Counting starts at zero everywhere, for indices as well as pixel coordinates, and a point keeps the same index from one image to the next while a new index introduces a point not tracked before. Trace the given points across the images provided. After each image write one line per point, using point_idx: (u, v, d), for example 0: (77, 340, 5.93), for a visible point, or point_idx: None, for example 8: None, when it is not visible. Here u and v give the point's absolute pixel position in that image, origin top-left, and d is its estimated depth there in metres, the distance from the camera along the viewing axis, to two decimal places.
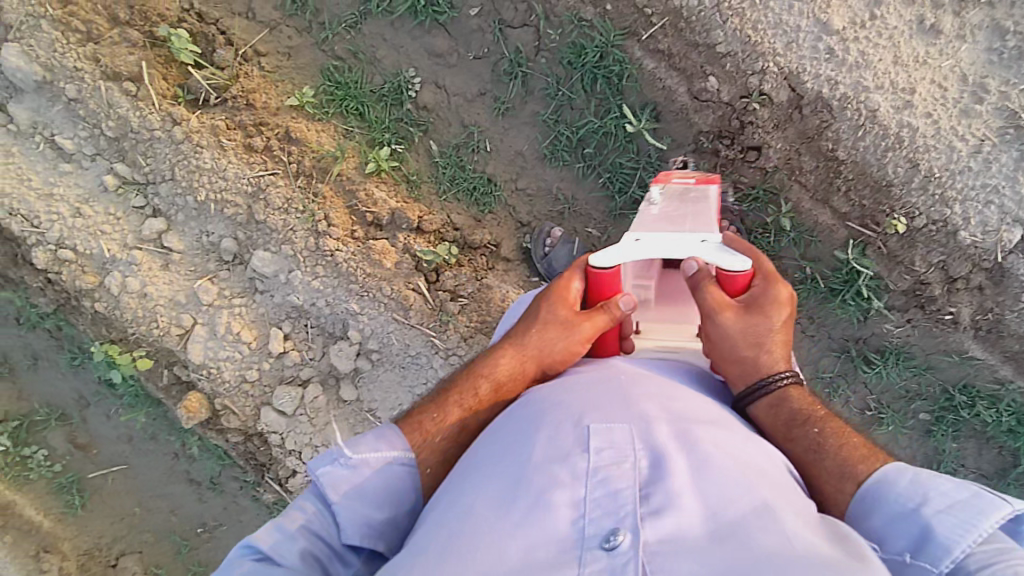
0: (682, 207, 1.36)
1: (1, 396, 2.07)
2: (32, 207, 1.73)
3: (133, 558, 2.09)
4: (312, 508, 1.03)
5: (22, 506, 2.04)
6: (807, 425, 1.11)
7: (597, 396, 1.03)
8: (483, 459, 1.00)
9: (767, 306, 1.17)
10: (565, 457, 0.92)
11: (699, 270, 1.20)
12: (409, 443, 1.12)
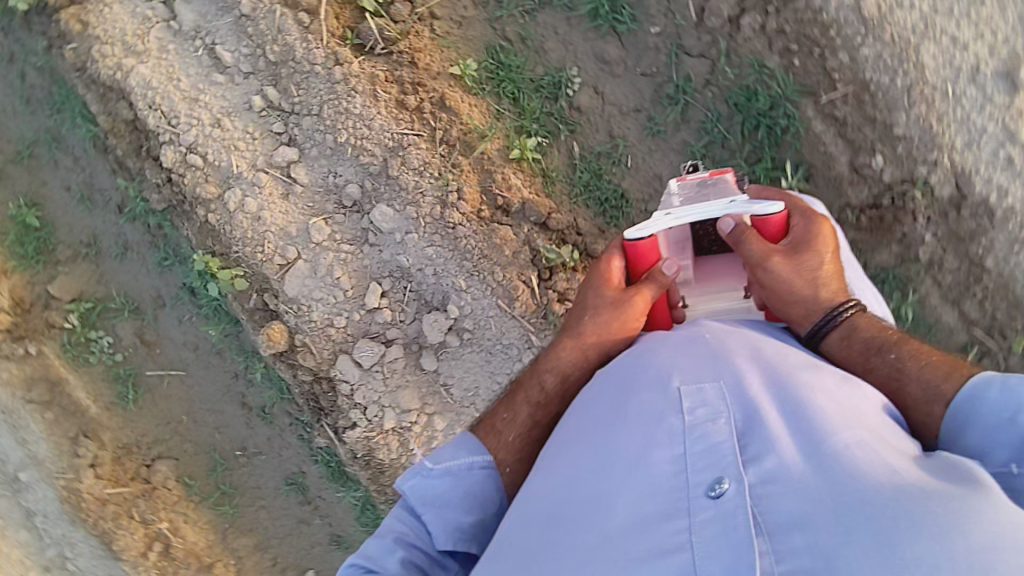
0: (710, 192, 1.31)
1: (82, 276, 2.11)
2: (173, 106, 1.77)
3: (167, 463, 2.13)
4: (406, 522, 1.13)
5: (73, 387, 2.09)
6: (881, 351, 1.13)
7: (682, 357, 1.04)
8: (580, 428, 1.03)
9: (812, 241, 1.23)
10: (660, 420, 0.93)
11: (738, 225, 1.21)
12: (485, 448, 1.19)
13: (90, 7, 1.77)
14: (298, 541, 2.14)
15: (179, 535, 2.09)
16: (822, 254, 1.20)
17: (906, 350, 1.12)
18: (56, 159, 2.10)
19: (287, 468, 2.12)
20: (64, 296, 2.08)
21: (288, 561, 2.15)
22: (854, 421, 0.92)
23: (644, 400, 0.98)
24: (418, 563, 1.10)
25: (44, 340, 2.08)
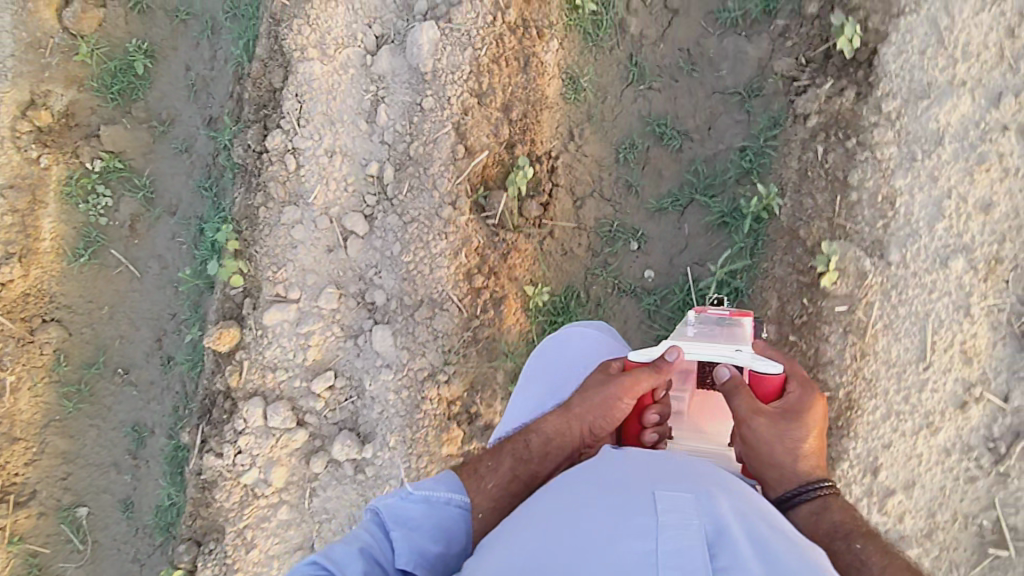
0: (716, 327, 1.33)
1: (136, 140, 2.16)
2: (312, 113, 1.84)
3: (58, 332, 2.10)
4: (373, 537, 1.12)
5: (46, 213, 2.09)
6: (847, 537, 1.12)
7: (655, 467, 1.08)
8: (550, 502, 1.04)
9: (802, 412, 1.21)
10: (633, 511, 0.95)
11: (733, 377, 1.20)
12: (463, 489, 1.21)
13: None
14: (99, 477, 2.12)
15: (12, 393, 2.05)
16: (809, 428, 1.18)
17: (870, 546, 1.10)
18: (200, 45, 2.18)
19: (144, 416, 2.11)
20: (106, 143, 2.13)
21: (77, 485, 2.11)
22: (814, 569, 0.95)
23: (618, 490, 1.00)
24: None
25: (60, 160, 2.11)
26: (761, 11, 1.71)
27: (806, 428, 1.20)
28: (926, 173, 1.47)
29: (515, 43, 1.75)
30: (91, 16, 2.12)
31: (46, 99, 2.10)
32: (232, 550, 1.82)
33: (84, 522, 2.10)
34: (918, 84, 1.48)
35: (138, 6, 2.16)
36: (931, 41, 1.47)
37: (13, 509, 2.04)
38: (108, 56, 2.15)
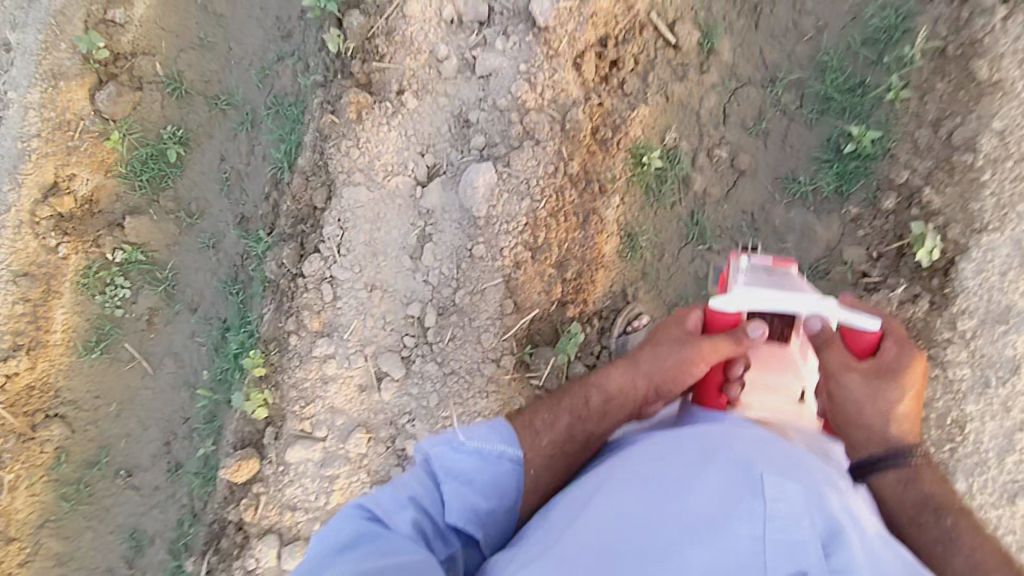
0: (784, 280, 1.25)
1: (161, 231, 2.06)
2: (354, 242, 1.75)
3: (61, 429, 1.99)
4: (424, 486, 1.19)
5: (59, 304, 1.99)
6: (937, 511, 1.13)
7: (763, 447, 1.01)
8: (650, 474, 1.00)
9: (900, 375, 1.18)
10: (741, 496, 0.90)
11: (824, 329, 1.24)
12: (519, 444, 1.26)
13: (375, 112, 1.79)
14: None
15: (10, 491, 1.95)
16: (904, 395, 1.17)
17: (958, 521, 1.11)
18: (238, 136, 2.08)
19: (145, 523, 2.00)
20: (129, 235, 2.03)
21: None
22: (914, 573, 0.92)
23: (728, 468, 0.95)
24: (426, 529, 1.14)
25: (79, 249, 2.00)
26: (833, 191, 1.67)
27: (902, 394, 1.18)
28: (998, 402, 1.46)
29: (575, 195, 1.68)
30: (126, 99, 2.03)
31: (71, 183, 2.00)
32: None
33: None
34: (998, 307, 1.45)
35: (176, 90, 2.07)
36: (1014, 265, 1.44)
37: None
38: (140, 141, 2.05)
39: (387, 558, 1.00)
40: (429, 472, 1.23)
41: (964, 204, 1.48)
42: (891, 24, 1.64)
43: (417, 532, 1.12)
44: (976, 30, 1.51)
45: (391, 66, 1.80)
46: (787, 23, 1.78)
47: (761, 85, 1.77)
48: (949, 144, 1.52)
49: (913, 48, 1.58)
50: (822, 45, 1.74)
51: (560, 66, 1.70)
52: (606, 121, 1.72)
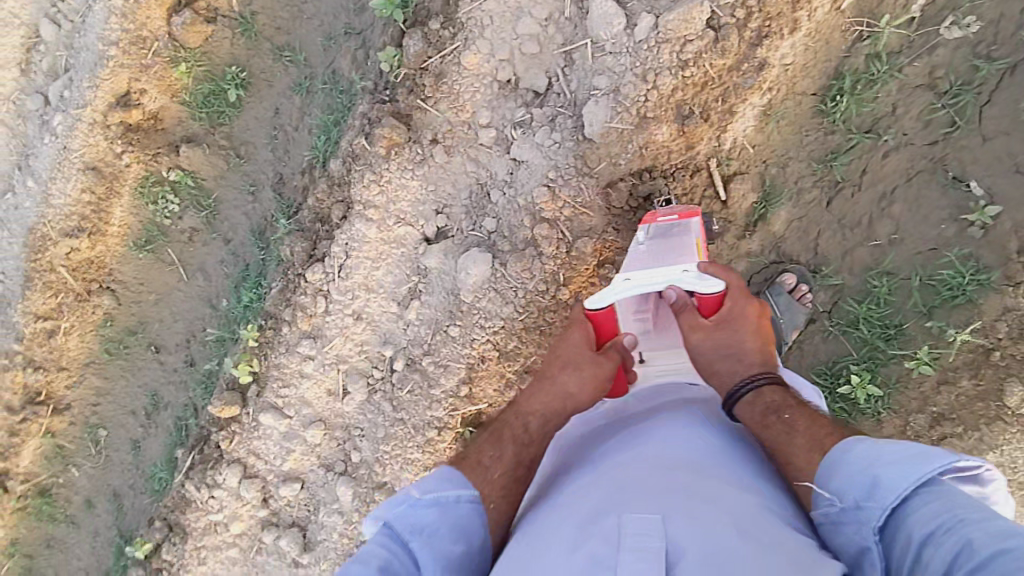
0: (665, 246, 1.43)
1: (212, 164, 2.19)
2: (354, 270, 1.87)
3: (110, 299, 2.32)
4: (390, 556, 0.99)
5: (117, 203, 2.22)
6: (779, 411, 1.18)
7: (622, 491, 0.99)
8: (529, 550, 0.97)
9: (740, 319, 1.32)
10: (580, 510, 0.98)
11: (678, 298, 1.34)
12: (469, 481, 1.13)
13: (404, 153, 1.77)
14: (117, 417, 2.40)
15: (62, 335, 2.31)
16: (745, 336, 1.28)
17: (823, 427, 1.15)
18: (293, 97, 2.11)
19: (164, 391, 2.36)
20: (183, 161, 2.17)
21: (103, 412, 2.39)
22: (783, 559, 0.85)
23: (583, 525, 0.94)
24: None
25: (140, 161, 2.17)
26: None
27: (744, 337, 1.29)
28: None
29: (557, 319, 1.70)
30: (199, 31, 2.06)
31: (140, 97, 2.11)
32: (189, 557, 2.11)
33: (102, 441, 2.39)
34: None
35: (247, 31, 2.08)
36: None
37: (51, 413, 2.35)
38: (206, 75, 2.11)
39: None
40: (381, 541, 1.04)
41: None
42: (958, 284, 1.44)
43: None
44: None
45: (432, 111, 1.74)
46: (862, 216, 1.54)
47: (800, 270, 1.56)
48: (935, 447, 1.44)
49: (957, 331, 1.44)
50: (883, 261, 1.52)
51: (586, 188, 1.61)
52: (615, 256, 1.67)
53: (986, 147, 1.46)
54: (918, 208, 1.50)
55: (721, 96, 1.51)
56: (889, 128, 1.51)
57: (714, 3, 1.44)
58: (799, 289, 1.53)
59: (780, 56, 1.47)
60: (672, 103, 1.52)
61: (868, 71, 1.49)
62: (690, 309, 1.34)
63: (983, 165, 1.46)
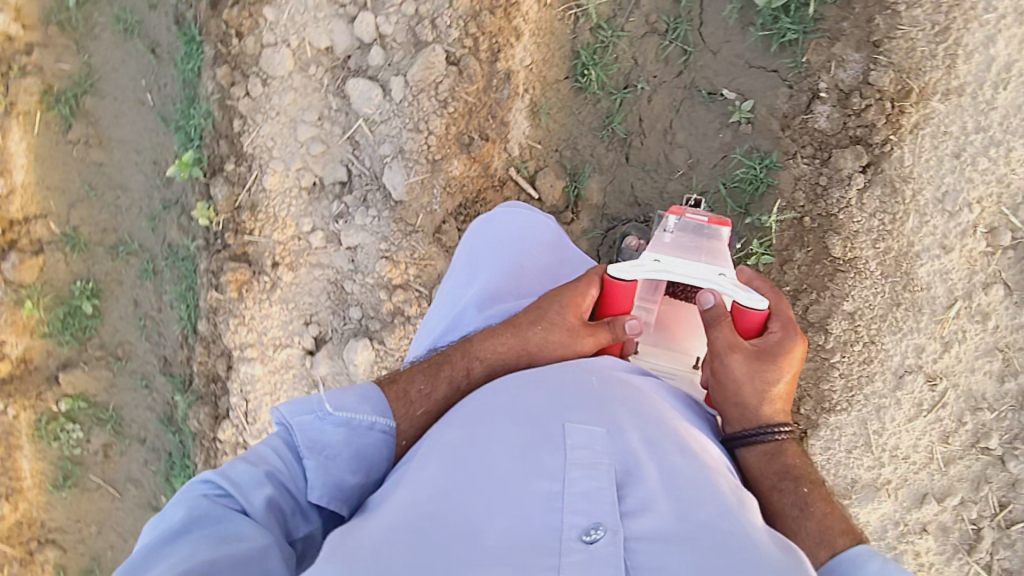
0: (698, 240, 1.26)
1: (97, 378, 2.21)
2: (258, 411, 1.89)
3: (55, 550, 2.26)
4: (284, 461, 1.02)
5: (21, 454, 2.20)
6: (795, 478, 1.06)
7: (560, 392, 1.00)
8: (459, 442, 0.94)
9: (781, 356, 1.10)
10: (518, 402, 0.98)
11: (717, 307, 1.09)
12: (391, 410, 1.09)
13: (254, 287, 1.85)
14: None
15: None
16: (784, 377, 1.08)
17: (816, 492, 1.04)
18: (144, 284, 2.16)
19: None
20: (67, 388, 2.19)
21: None
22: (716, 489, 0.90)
23: (526, 428, 0.92)
24: (281, 506, 0.99)
25: (26, 406, 2.18)
26: None
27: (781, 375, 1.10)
28: None
29: None
30: (30, 265, 2.10)
31: (2, 348, 2.12)
32: None
33: None
34: (844, 481, 1.51)
35: (76, 246, 2.14)
36: (858, 441, 1.50)
37: None
38: (55, 301, 2.16)
39: (231, 544, 0.87)
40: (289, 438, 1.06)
41: (819, 380, 1.49)
42: (754, 177, 1.54)
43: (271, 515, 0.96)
44: (834, 205, 1.45)
45: (262, 240, 1.83)
46: (657, 156, 1.68)
47: (636, 226, 1.68)
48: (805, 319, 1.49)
49: (769, 216, 1.51)
50: (692, 185, 1.64)
51: (418, 243, 1.70)
52: None
53: (718, 58, 1.61)
54: (695, 129, 1.64)
55: (490, 112, 1.65)
56: (639, 77, 1.67)
57: (444, 44, 1.61)
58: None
59: (519, 61, 1.64)
60: (452, 137, 1.65)
61: (597, 40, 1.66)
62: (728, 323, 1.09)
63: (724, 73, 1.61)
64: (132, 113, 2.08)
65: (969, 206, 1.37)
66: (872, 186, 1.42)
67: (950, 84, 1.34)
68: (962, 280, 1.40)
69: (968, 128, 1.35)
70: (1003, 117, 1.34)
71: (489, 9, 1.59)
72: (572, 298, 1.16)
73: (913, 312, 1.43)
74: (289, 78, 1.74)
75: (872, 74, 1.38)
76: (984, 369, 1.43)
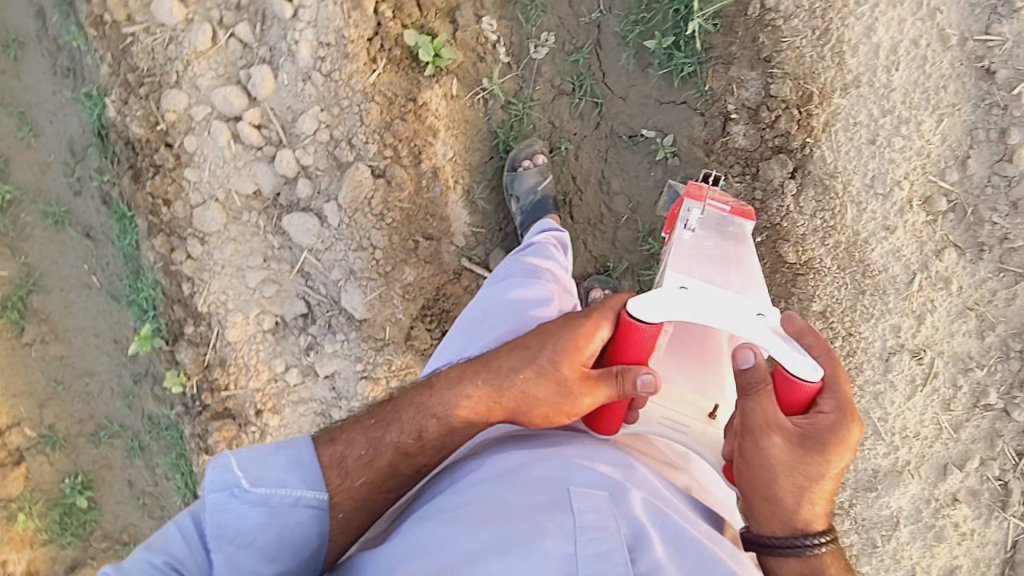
0: (721, 248, 1.20)
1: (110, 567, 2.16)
2: None
3: None
4: (190, 548, 1.01)
5: None
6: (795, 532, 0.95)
7: (566, 448, 1.02)
8: (469, 499, 0.93)
9: (831, 443, 0.91)
10: (527, 456, 0.99)
11: (754, 370, 0.91)
12: (324, 483, 1.03)
13: (244, 439, 1.83)
14: None
15: None
16: (831, 473, 0.90)
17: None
18: (134, 462, 2.11)
19: None
20: None
21: None
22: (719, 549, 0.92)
23: (538, 483, 0.93)
24: None
25: None
26: None
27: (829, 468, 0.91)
28: (890, 554, 1.54)
29: None
30: (14, 476, 2.06)
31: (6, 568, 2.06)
32: None
33: None
34: (866, 474, 1.52)
35: (57, 443, 2.10)
36: (867, 432, 1.51)
37: None
38: (48, 503, 2.11)
39: None
40: (200, 516, 1.04)
41: None
42: None
43: None
44: (775, 215, 1.47)
45: (240, 391, 1.82)
46: (599, 209, 1.70)
47: (598, 278, 1.68)
48: None
49: None
50: (641, 226, 1.67)
51: (394, 354, 1.71)
52: None
53: (630, 102, 1.65)
54: (628, 173, 1.67)
55: (427, 212, 1.67)
56: (561, 138, 1.70)
57: (366, 160, 1.63)
58: (534, 158, 1.65)
59: (441, 156, 1.65)
60: (398, 246, 1.66)
61: (511, 114, 1.68)
62: (768, 391, 0.92)
63: (639, 115, 1.64)
64: (82, 297, 2.07)
65: (898, 183, 1.41)
66: (805, 188, 1.45)
67: (846, 79, 1.40)
68: (914, 254, 1.44)
69: (875, 113, 1.40)
70: (904, 94, 1.39)
71: (400, 117, 1.61)
72: (571, 342, 1.01)
73: (878, 295, 1.46)
74: (226, 230, 1.74)
75: (772, 88, 1.43)
76: (962, 330, 1.45)
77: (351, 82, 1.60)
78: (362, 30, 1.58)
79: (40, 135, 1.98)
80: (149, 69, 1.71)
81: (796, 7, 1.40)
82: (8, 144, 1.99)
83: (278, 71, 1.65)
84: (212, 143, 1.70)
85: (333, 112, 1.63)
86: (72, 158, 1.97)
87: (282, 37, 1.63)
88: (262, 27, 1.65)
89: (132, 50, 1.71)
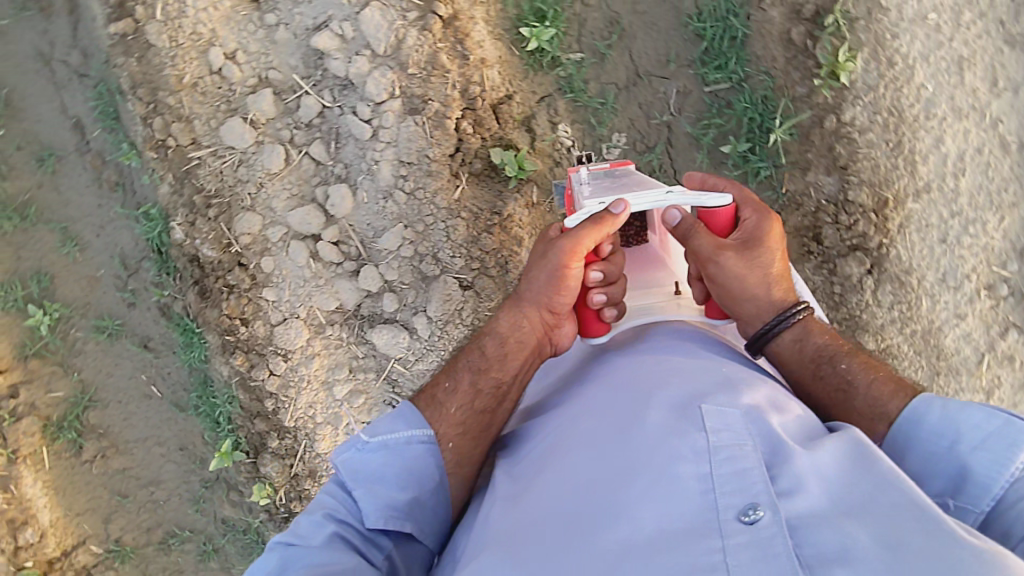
0: (618, 181, 1.31)
1: None
2: None
3: None
4: (339, 498, 1.02)
5: None
6: (833, 358, 1.14)
7: (695, 371, 1.02)
8: (600, 432, 0.95)
9: (761, 236, 1.17)
10: (654, 382, 1.00)
11: (685, 216, 1.14)
12: (422, 418, 1.08)
13: None
14: None
15: None
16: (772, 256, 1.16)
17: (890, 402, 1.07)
18: (208, 565, 2.02)
19: None
20: None
21: None
22: (864, 453, 0.90)
23: (669, 408, 0.93)
24: (351, 540, 0.98)
25: None
26: None
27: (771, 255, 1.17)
28: None
29: None
30: None
31: None
32: None
33: None
34: None
35: (123, 557, 1.98)
36: None
37: None
38: None
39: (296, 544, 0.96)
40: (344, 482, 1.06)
41: None
42: None
43: (344, 541, 0.96)
44: (855, 310, 1.58)
45: None
46: None
47: None
48: None
49: None
50: None
51: None
52: None
53: None
54: None
55: None
56: None
57: (453, 273, 1.66)
58: None
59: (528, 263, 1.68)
60: None
61: None
62: (700, 228, 1.15)
63: None
64: (141, 407, 1.96)
65: (967, 277, 1.56)
66: (882, 283, 1.57)
67: (918, 186, 1.53)
68: (982, 336, 1.58)
69: (945, 215, 1.54)
70: (970, 197, 1.53)
71: (486, 230, 1.64)
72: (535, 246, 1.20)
73: (952, 375, 1.58)
74: (309, 345, 1.73)
75: (850, 193, 1.55)
76: None
77: (435, 199, 1.62)
78: (445, 147, 1.59)
79: (86, 249, 1.88)
80: (216, 191, 1.66)
81: (870, 121, 1.52)
82: (51, 261, 1.87)
83: (356, 189, 1.64)
84: (291, 263, 1.68)
85: (417, 228, 1.64)
86: (124, 272, 1.88)
87: (360, 156, 1.62)
88: (336, 144, 1.63)
89: (198, 172, 1.65)
